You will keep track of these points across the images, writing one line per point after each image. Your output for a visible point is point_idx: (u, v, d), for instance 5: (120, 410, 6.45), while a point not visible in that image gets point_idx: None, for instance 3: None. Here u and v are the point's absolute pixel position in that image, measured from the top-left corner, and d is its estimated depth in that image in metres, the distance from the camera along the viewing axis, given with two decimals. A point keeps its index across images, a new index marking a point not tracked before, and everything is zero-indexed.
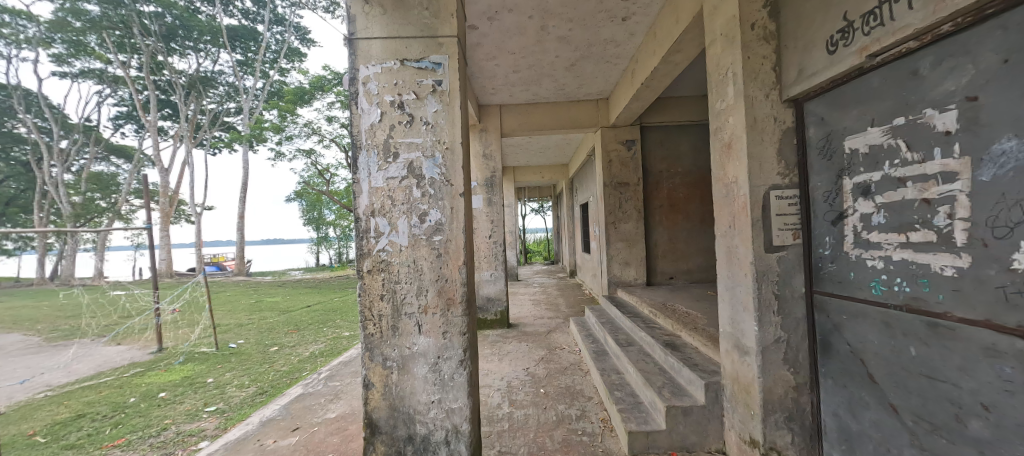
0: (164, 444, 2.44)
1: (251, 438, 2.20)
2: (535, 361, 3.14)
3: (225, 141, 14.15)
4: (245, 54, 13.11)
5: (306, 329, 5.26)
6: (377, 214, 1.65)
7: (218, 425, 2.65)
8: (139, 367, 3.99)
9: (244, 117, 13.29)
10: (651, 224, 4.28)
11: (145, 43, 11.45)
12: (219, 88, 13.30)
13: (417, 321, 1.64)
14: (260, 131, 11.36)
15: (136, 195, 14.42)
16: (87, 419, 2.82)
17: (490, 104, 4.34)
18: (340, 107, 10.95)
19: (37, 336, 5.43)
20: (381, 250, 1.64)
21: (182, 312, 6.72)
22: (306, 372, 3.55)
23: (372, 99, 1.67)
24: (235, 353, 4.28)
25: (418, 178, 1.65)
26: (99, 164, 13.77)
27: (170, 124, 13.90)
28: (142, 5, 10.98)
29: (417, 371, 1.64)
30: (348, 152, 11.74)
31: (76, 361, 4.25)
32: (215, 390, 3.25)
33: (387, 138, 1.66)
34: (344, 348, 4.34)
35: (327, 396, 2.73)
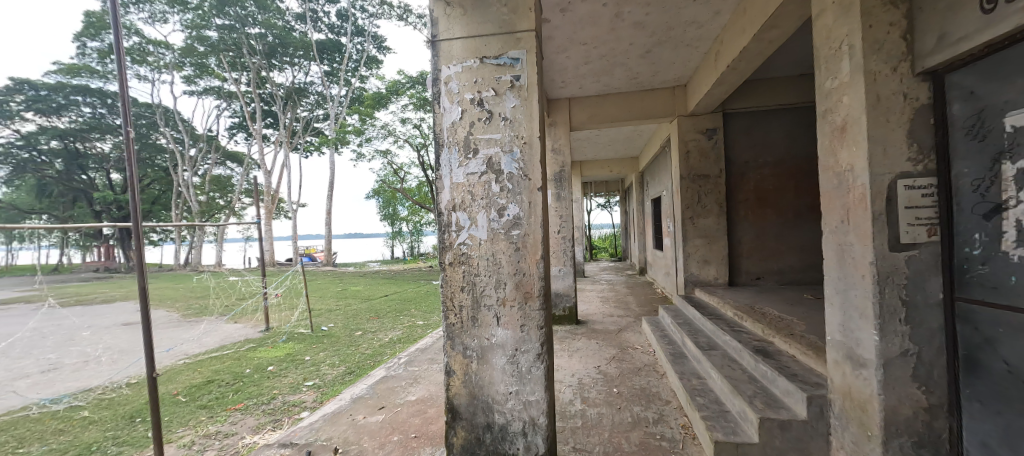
0: (274, 411, 2.79)
1: (345, 412, 2.43)
2: (606, 359, 3.07)
3: (315, 145, 15.75)
4: (331, 65, 14.41)
5: (386, 316, 5.69)
6: (458, 208, 1.71)
7: (315, 398, 2.96)
8: (252, 343, 4.60)
9: (331, 122, 14.65)
10: (735, 220, 3.95)
11: (253, 61, 13.10)
12: (310, 97, 14.80)
13: (495, 313, 1.67)
14: (344, 135, 12.46)
15: (246, 194, 16.66)
16: (215, 385, 3.31)
17: (559, 99, 4.30)
18: (414, 109, 11.63)
19: (177, 312, 6.53)
20: (461, 243, 1.70)
21: (284, 297, 7.63)
22: (387, 356, 3.84)
23: (453, 98, 1.72)
24: (327, 335, 4.77)
25: (496, 173, 1.68)
26: (219, 168, 16.12)
27: (271, 131, 15.79)
28: (250, 28, 12.52)
29: (495, 362, 1.68)
30: (420, 151, 12.45)
31: (205, 335, 5.03)
32: (312, 367, 3.64)
33: (467, 135, 1.70)
34: (419, 336, 4.62)
35: (407, 379, 2.92)
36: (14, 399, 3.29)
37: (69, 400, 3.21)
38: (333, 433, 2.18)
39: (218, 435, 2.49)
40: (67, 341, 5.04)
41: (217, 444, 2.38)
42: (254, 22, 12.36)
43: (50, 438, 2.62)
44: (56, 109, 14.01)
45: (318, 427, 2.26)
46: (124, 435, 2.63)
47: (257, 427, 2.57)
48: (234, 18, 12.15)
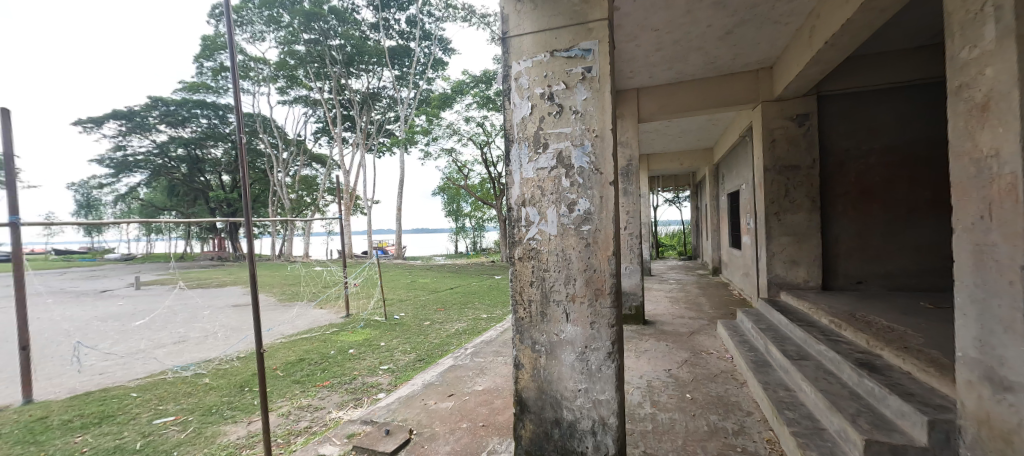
0: (355, 390, 3.05)
1: (417, 396, 2.58)
2: (677, 363, 2.92)
3: (387, 146, 16.84)
4: (401, 70, 15.27)
5: (451, 308, 5.93)
6: (527, 204, 1.71)
7: (390, 381, 3.18)
8: (335, 327, 5.06)
9: (402, 124, 15.55)
10: (830, 215, 3.53)
11: (334, 71, 14.35)
12: (383, 101, 15.86)
13: (565, 309, 1.66)
14: (413, 135, 13.19)
15: (328, 192, 18.34)
16: (306, 363, 3.70)
17: (627, 90, 4.14)
18: (477, 107, 11.97)
19: (274, 297, 7.41)
20: (531, 239, 1.70)
21: (361, 287, 8.29)
22: (454, 346, 4.01)
23: (523, 94, 1.73)
24: (399, 323, 5.10)
25: (567, 167, 1.66)
26: (307, 169, 17.93)
27: (350, 134, 17.19)
28: (332, 40, 13.68)
29: (565, 358, 1.66)
30: (483, 148, 12.79)
31: (297, 318, 5.63)
32: (387, 352, 3.92)
33: (537, 130, 1.70)
34: (483, 328, 4.75)
35: (474, 369, 3.03)
36: (156, 364, 3.97)
37: (195, 368, 3.80)
38: (408, 415, 2.33)
39: (310, 408, 2.78)
40: (192, 318, 5.95)
41: (308, 416, 2.65)
42: (335, 34, 13.46)
43: (183, 398, 3.11)
44: (181, 121, 16.41)
45: (395, 409, 2.42)
46: (236, 401, 3.05)
47: (342, 403, 2.83)
48: (319, 32, 13.36)
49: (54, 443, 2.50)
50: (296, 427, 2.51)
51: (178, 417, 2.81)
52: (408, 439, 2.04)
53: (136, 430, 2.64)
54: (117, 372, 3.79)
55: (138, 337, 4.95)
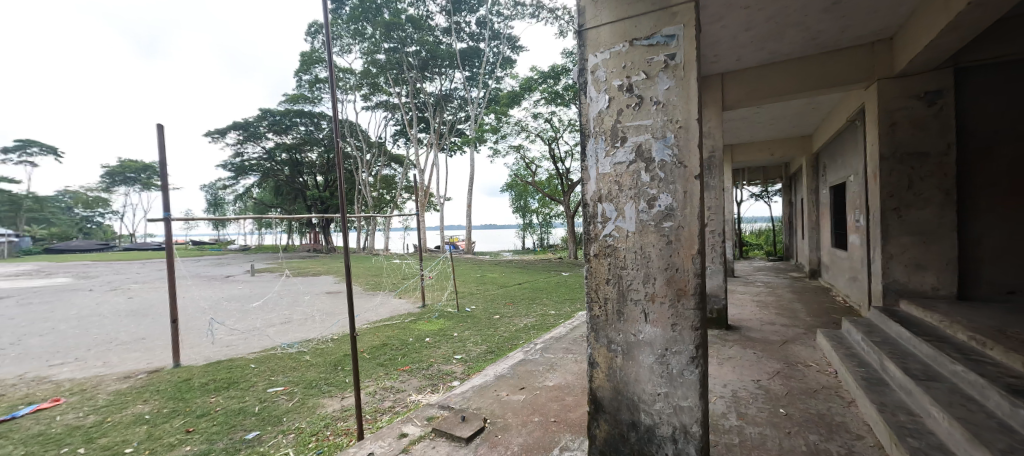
0: (432, 376, 3.24)
1: (490, 387, 2.66)
2: (767, 373, 2.66)
3: (458, 145, 17.55)
4: (472, 71, 15.78)
5: (520, 303, 6.04)
6: (604, 200, 1.67)
7: (464, 370, 3.33)
8: (413, 316, 5.41)
9: (472, 123, 16.08)
10: (971, 211, 2.95)
11: (411, 76, 15.29)
12: (455, 102, 16.54)
13: (644, 308, 1.59)
14: (482, 134, 13.60)
15: (405, 190, 19.66)
16: (388, 348, 4.01)
17: (710, 75, 3.84)
18: (545, 103, 11.99)
19: (361, 286, 8.15)
20: (607, 235, 1.66)
21: (436, 279, 8.77)
22: (523, 340, 4.08)
23: (600, 87, 1.68)
24: (470, 315, 5.31)
25: (647, 161, 1.58)
26: (387, 169, 19.42)
27: (424, 135, 18.21)
28: (409, 47, 14.57)
29: (643, 359, 1.60)
30: (551, 144, 12.77)
31: (379, 307, 6.13)
32: (459, 343, 4.10)
33: (615, 123, 1.65)
34: (552, 324, 4.76)
35: (544, 365, 3.05)
36: (267, 340, 4.59)
37: (298, 346, 4.32)
38: (483, 404, 2.42)
39: (392, 389, 3.01)
40: (295, 302, 6.77)
41: (391, 397, 2.87)
42: (411, 41, 14.32)
43: (289, 372, 3.57)
44: (285, 129, 18.70)
45: (469, 397, 2.53)
46: (331, 378, 3.41)
47: (420, 388, 3.03)
48: (397, 40, 14.30)
49: (197, 401, 3.02)
50: (382, 405, 2.74)
51: (286, 387, 3.23)
52: (483, 427, 2.11)
53: (255, 395, 3.09)
54: (239, 345, 4.45)
55: (254, 317, 5.76)
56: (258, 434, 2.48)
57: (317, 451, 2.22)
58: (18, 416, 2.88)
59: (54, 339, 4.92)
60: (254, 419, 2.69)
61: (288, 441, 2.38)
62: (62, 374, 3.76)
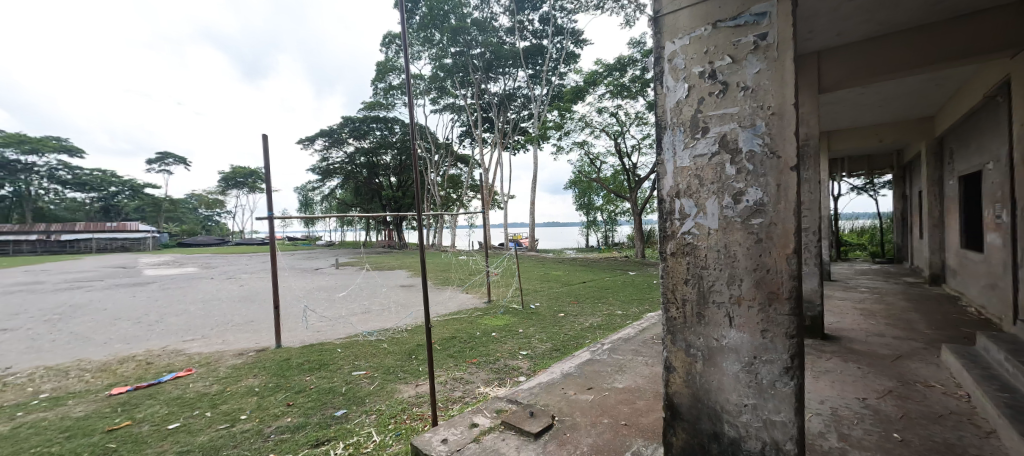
0: (499, 370, 3.32)
1: (557, 385, 2.65)
2: (875, 392, 2.33)
3: (521, 143, 17.73)
4: (535, 68, 15.80)
5: (584, 302, 5.93)
6: (683, 195, 1.57)
7: (530, 367, 3.36)
8: (479, 311, 5.59)
9: (535, 121, 16.13)
10: None
11: (476, 77, 15.76)
12: (518, 100, 16.72)
13: (727, 312, 1.47)
14: (546, 131, 13.60)
15: (471, 189, 20.37)
16: (457, 340, 4.18)
17: (804, 55, 3.43)
18: (611, 97, 11.64)
19: (431, 281, 8.60)
20: (686, 232, 1.56)
21: (501, 276, 8.97)
22: (589, 340, 4.01)
23: (679, 75, 1.59)
24: (535, 313, 5.34)
25: (733, 152, 1.46)
26: (453, 169, 20.27)
27: (489, 135, 18.67)
28: (474, 50, 15.03)
29: (727, 366, 1.48)
30: (616, 139, 12.39)
31: (448, 301, 6.41)
32: (525, 339, 4.14)
33: (695, 113, 1.54)
34: (619, 325, 4.62)
35: (612, 366, 2.97)
36: (351, 328, 5.03)
37: (377, 334, 4.68)
38: (551, 401, 2.42)
39: (462, 380, 3.13)
40: (373, 294, 7.34)
41: (461, 388, 2.99)
42: (477, 44, 14.76)
43: (369, 358, 3.88)
44: (364, 135, 20.36)
45: (536, 393, 2.54)
46: (407, 366, 3.64)
47: (487, 381, 3.12)
48: (463, 44, 14.81)
49: (295, 378, 3.41)
50: (453, 395, 2.87)
51: (368, 372, 3.52)
52: (551, 424, 2.11)
53: (342, 377, 3.41)
54: (327, 331, 4.94)
55: (339, 306, 6.34)
56: (345, 412, 2.73)
57: (395, 433, 2.38)
58: (162, 381, 3.47)
59: (187, 319, 5.87)
60: (341, 399, 2.97)
61: (369, 421, 2.58)
62: (193, 348, 4.46)
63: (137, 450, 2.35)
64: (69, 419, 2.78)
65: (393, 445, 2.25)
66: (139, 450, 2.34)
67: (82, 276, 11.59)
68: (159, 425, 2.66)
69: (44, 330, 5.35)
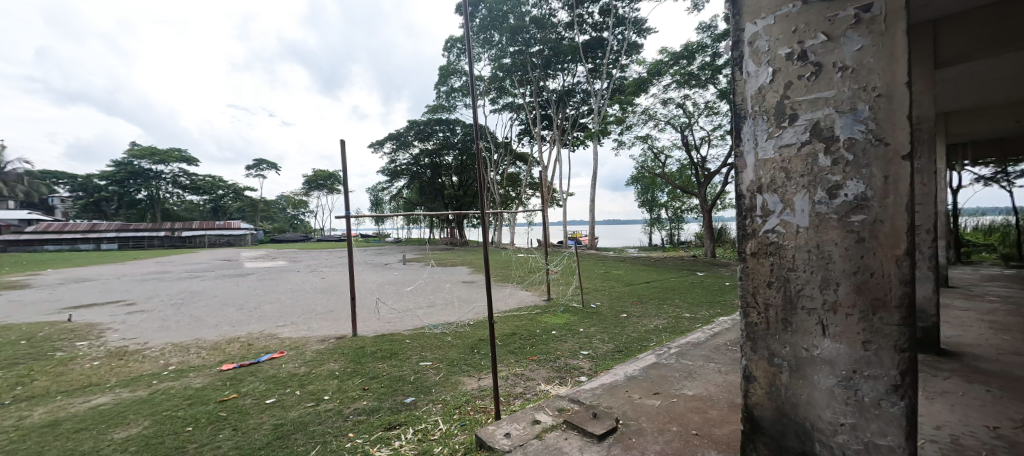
0: (560, 369, 3.31)
1: (621, 387, 2.58)
2: (1011, 420, 1.95)
3: (580, 140, 17.46)
4: (595, 62, 15.44)
5: (648, 302, 5.69)
6: (766, 190, 1.44)
7: (591, 367, 3.31)
8: (539, 309, 5.61)
9: (595, 116, 15.76)
10: None
11: (534, 75, 15.82)
12: (577, 96, 16.48)
13: (820, 320, 1.32)
14: (606, 126, 13.28)
15: (529, 186, 20.53)
16: (518, 337, 4.24)
17: (917, 25, 2.96)
18: (676, 87, 11.07)
19: (492, 277, 8.82)
20: (770, 230, 1.43)
21: (561, 274, 8.94)
22: (654, 343, 3.85)
23: (762, 58, 1.45)
24: (596, 312, 5.24)
25: (827, 140, 1.30)
26: (512, 167, 20.55)
27: (547, 132, 18.65)
28: (532, 48, 15.07)
29: (819, 380, 1.34)
30: (683, 132, 11.72)
31: (508, 297, 6.52)
32: (586, 339, 4.08)
33: (781, 100, 1.40)
34: (687, 328, 4.36)
35: (681, 371, 2.81)
36: (418, 320, 5.32)
37: (441, 328, 4.90)
38: (614, 403, 2.36)
39: (523, 376, 3.17)
40: (438, 289, 7.70)
41: (522, 384, 3.02)
42: (535, 41, 14.80)
43: (435, 350, 4.07)
44: (428, 136, 21.41)
45: (599, 395, 2.49)
46: (470, 359, 3.77)
47: (548, 379, 3.12)
48: (522, 43, 14.94)
49: (369, 365, 3.68)
50: (514, 390, 2.91)
51: (434, 363, 3.70)
52: (615, 427, 2.06)
53: (411, 367, 3.62)
54: (397, 322, 5.27)
55: (408, 299, 6.74)
56: (414, 400, 2.90)
57: (460, 423, 2.48)
58: (260, 360, 3.95)
59: (279, 307, 6.61)
60: (410, 387, 3.15)
61: (436, 410, 2.71)
62: (284, 333, 5.01)
63: (242, 420, 2.69)
64: (191, 389, 3.27)
65: (458, 434, 2.33)
66: (244, 420, 2.69)
67: (199, 267, 13.58)
68: (259, 398, 3.03)
69: (172, 313, 6.34)
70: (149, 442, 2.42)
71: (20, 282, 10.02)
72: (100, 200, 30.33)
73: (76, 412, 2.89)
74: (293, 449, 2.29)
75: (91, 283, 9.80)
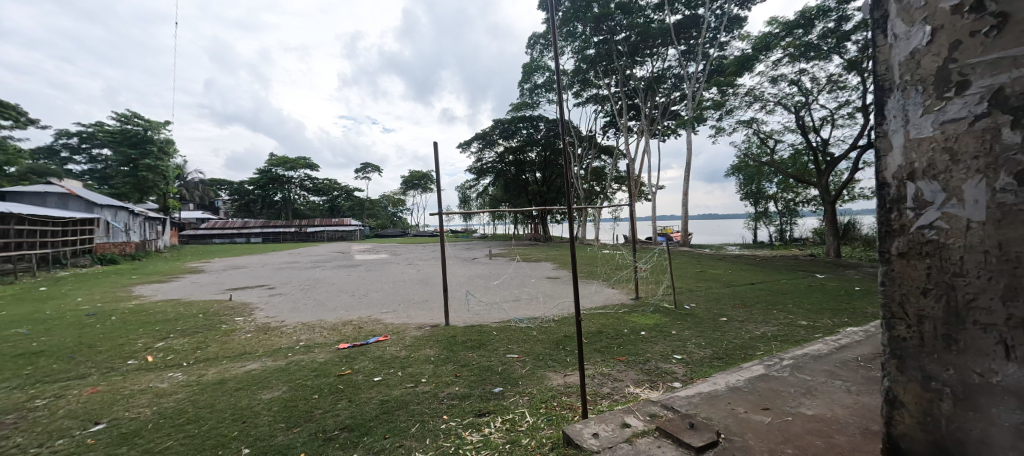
0: (651, 372, 3.14)
1: (722, 398, 2.35)
2: None
3: (672, 128, 16.33)
4: (688, 43, 14.28)
5: (754, 307, 5.10)
6: (920, 179, 1.20)
7: (686, 373, 3.08)
8: (627, 307, 5.39)
9: (689, 102, 14.58)
10: None
11: (621, 63, 15.18)
12: (668, 82, 15.40)
13: (1001, 339, 1.06)
14: (701, 112, 12.23)
15: (615, 180, 19.84)
16: (604, 336, 4.13)
17: None
18: (789, 61, 9.71)
19: (577, 274, 8.73)
20: (925, 227, 1.19)
21: (651, 272, 8.49)
22: (761, 352, 3.44)
23: (915, 16, 1.20)
24: (690, 314, 4.87)
25: (1015, 111, 1.00)
26: (596, 161, 20.05)
27: (634, 122, 17.78)
28: (618, 36, 14.46)
29: (998, 414, 1.10)
30: (799, 112, 10.25)
31: (594, 295, 6.39)
32: (679, 342, 3.81)
33: (944, 65, 1.14)
34: (803, 338, 3.82)
35: (797, 387, 2.47)
36: (504, 314, 5.50)
37: (527, 322, 5.00)
38: (714, 415, 2.16)
39: (610, 377, 3.08)
40: (523, 283, 7.87)
41: (609, 384, 2.94)
42: (621, 28, 14.14)
43: (521, 343, 4.16)
44: (512, 134, 21.96)
45: (696, 404, 2.31)
46: (555, 355, 3.78)
47: (637, 382, 2.99)
48: (607, 32, 14.43)
49: (461, 353, 3.92)
50: (601, 390, 2.84)
51: (520, 356, 3.79)
52: (716, 441, 1.88)
53: (499, 358, 3.76)
54: (484, 315, 5.51)
55: (495, 293, 7.02)
56: (502, 390, 3.01)
57: (547, 418, 2.51)
58: (369, 342, 4.45)
59: (383, 295, 7.38)
60: (498, 377, 3.28)
61: (522, 402, 2.78)
62: (386, 319, 5.58)
63: (356, 393, 3.07)
64: (317, 363, 3.83)
65: (545, 429, 2.36)
66: (357, 393, 3.06)
67: (321, 258, 15.80)
68: (369, 376, 3.43)
69: (301, 297, 7.48)
70: (290, 403, 2.91)
71: (198, 268, 12.70)
72: (250, 202, 37.02)
73: (237, 374, 3.59)
74: (397, 424, 2.54)
75: (245, 270, 12.02)
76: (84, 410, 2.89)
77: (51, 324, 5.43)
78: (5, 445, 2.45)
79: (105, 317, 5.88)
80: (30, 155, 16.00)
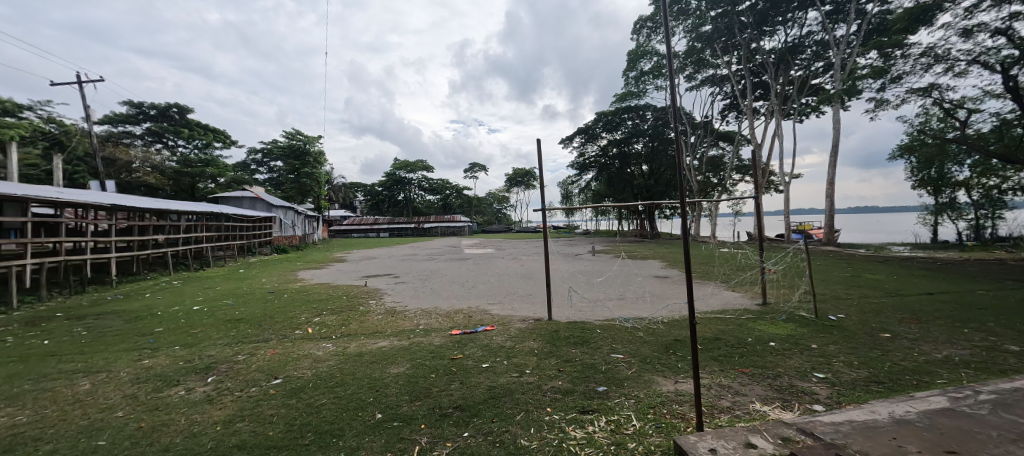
0: (782, 389, 2.75)
1: (882, 431, 1.94)
2: None
3: (812, 105, 13.85)
4: (836, 2, 11.91)
5: (933, 323, 4.07)
6: None
7: (831, 395, 2.61)
8: (751, 313, 4.79)
9: (837, 71, 12.18)
10: None
11: (746, 36, 13.40)
12: (808, 51, 13.06)
13: None
14: (854, 83, 10.14)
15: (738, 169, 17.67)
16: (723, 343, 3.74)
17: None
18: (994, 4, 7.41)
19: (690, 273, 8.06)
20: None
21: (784, 274, 7.37)
22: (943, 380, 2.74)
23: None
24: (837, 326, 4.10)
25: None
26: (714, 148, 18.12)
27: (761, 103, 15.56)
28: (741, 5, 12.77)
29: None
30: (1007, 70, 7.78)
31: (710, 297, 5.83)
32: (823, 359, 3.24)
33: None
34: (1013, 368, 2.91)
35: (1003, 431, 1.90)
36: (608, 312, 5.38)
37: (634, 322, 4.81)
38: (871, 450, 1.79)
39: (730, 389, 2.79)
40: (628, 281, 7.58)
41: (729, 397, 2.66)
42: None
43: (626, 343, 4.02)
44: (616, 126, 21.20)
45: (847, 434, 1.94)
46: (665, 359, 3.56)
47: (766, 399, 2.64)
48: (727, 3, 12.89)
49: (563, 349, 3.96)
50: (719, 403, 2.59)
51: (625, 356, 3.67)
52: None
53: (602, 356, 3.70)
54: (588, 312, 5.47)
55: (599, 290, 6.91)
56: (606, 390, 2.95)
57: (655, 424, 2.39)
58: (477, 330, 4.78)
59: (491, 288, 7.84)
60: (603, 376, 3.22)
61: (629, 405, 2.69)
62: (494, 310, 5.92)
63: (467, 376, 3.35)
64: (434, 345, 4.27)
65: (653, 435, 2.25)
66: (468, 377, 3.34)
67: (437, 252, 17.45)
68: (478, 362, 3.70)
69: (421, 285, 8.39)
70: (414, 378, 3.32)
71: (342, 258, 15.16)
72: (380, 202, 42.71)
73: (371, 349, 4.22)
74: (503, 410, 2.70)
75: (377, 260, 13.96)
76: (269, 367, 3.72)
77: (247, 298, 7.10)
78: (222, 386, 3.30)
79: (280, 295, 7.46)
80: (233, 168, 21.03)
